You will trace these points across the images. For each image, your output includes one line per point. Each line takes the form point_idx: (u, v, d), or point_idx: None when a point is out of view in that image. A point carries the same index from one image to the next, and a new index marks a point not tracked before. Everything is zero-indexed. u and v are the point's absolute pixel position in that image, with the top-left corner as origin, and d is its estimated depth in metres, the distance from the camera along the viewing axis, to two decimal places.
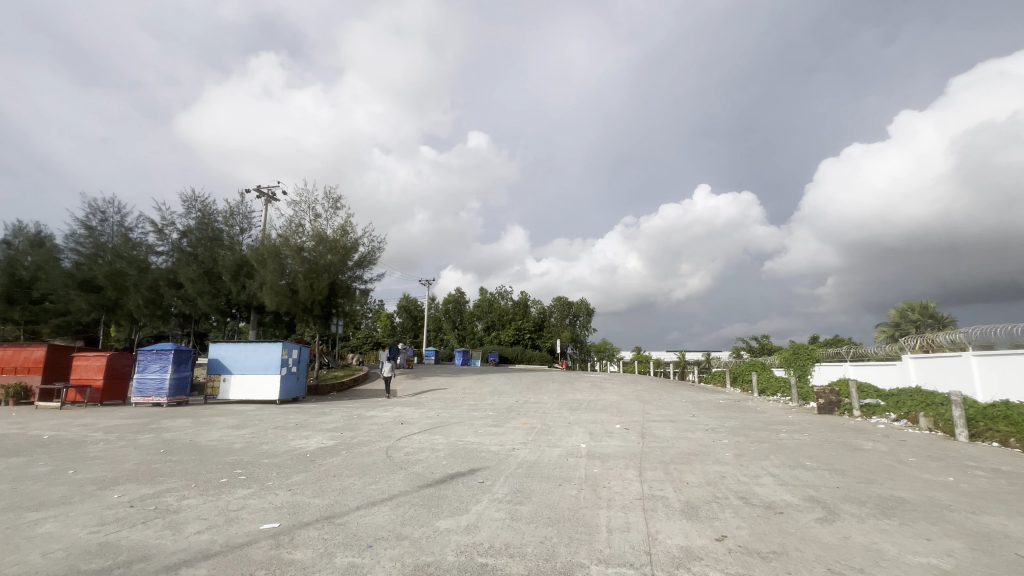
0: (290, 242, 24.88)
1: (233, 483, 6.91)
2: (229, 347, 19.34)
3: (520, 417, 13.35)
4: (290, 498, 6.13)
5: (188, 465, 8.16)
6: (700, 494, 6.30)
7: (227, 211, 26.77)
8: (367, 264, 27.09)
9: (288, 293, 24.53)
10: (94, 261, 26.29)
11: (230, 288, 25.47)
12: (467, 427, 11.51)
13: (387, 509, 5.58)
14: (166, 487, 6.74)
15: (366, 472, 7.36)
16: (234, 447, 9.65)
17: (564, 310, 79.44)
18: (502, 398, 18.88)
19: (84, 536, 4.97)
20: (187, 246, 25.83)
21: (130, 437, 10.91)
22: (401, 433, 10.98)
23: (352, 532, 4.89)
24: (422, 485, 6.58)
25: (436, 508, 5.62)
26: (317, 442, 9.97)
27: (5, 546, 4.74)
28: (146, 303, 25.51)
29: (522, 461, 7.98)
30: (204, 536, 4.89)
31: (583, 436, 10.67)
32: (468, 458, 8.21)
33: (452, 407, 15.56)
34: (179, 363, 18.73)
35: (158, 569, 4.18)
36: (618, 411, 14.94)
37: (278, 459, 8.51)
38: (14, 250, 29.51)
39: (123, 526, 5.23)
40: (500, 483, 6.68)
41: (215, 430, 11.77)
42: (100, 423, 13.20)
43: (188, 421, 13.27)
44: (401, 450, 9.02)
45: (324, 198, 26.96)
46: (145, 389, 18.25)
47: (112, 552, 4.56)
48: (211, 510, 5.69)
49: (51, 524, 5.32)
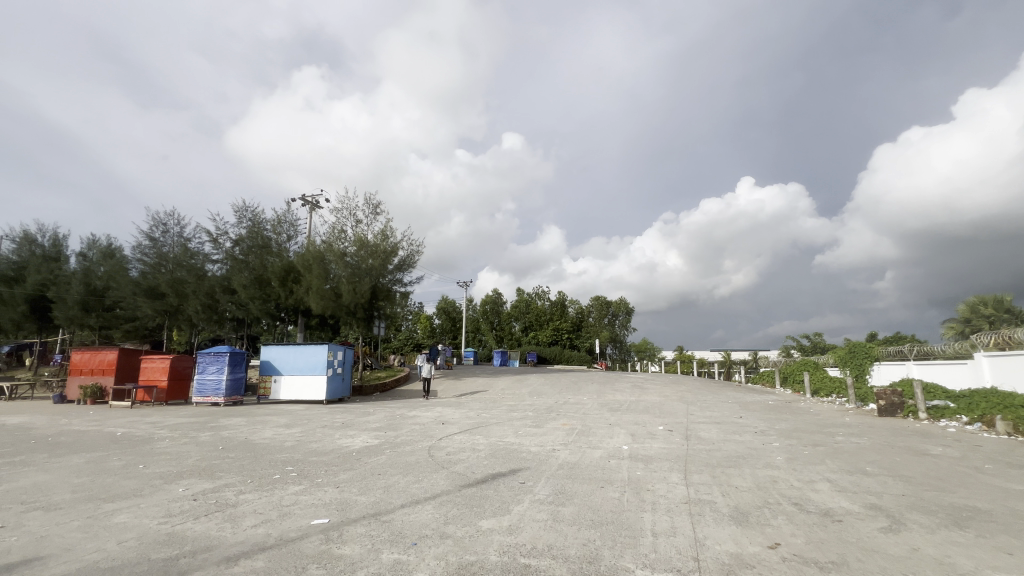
0: (333, 247, 25.83)
1: (284, 479, 7.22)
2: (279, 350, 20.25)
3: (560, 418, 13.25)
4: (339, 495, 6.35)
5: (243, 461, 8.60)
6: (749, 499, 6.06)
7: (275, 219, 28.09)
8: (406, 268, 27.76)
9: (333, 297, 25.42)
10: (157, 269, 28.20)
11: (278, 293, 26.68)
12: (507, 428, 11.55)
13: (430, 508, 5.67)
14: (225, 482, 7.13)
15: (409, 471, 7.51)
16: (285, 445, 10.10)
17: (602, 310, 78.41)
18: (542, 398, 18.82)
19: (154, 526, 5.34)
20: (239, 254, 27.27)
21: (192, 435, 11.63)
22: (442, 433, 11.15)
23: (397, 530, 5.00)
24: (464, 485, 6.65)
25: (478, 507, 5.66)
26: (362, 441, 10.28)
27: (86, 534, 5.15)
28: (203, 308, 27.15)
29: (563, 463, 7.92)
30: (260, 530, 5.13)
31: (624, 437, 10.48)
32: (509, 458, 8.22)
33: (493, 408, 15.67)
34: (234, 365, 19.76)
35: (220, 559, 4.43)
36: (661, 413, 14.61)
37: (326, 457, 8.83)
38: (89, 261, 32.20)
39: (187, 518, 5.57)
40: (541, 484, 6.64)
41: (268, 428, 12.37)
42: (166, 422, 14.14)
43: (243, 420, 14.03)
44: (443, 450, 9.15)
45: (365, 205, 27.87)
46: (204, 390, 19.41)
47: (178, 542, 4.87)
48: (266, 505, 5.98)
49: (125, 515, 5.74)
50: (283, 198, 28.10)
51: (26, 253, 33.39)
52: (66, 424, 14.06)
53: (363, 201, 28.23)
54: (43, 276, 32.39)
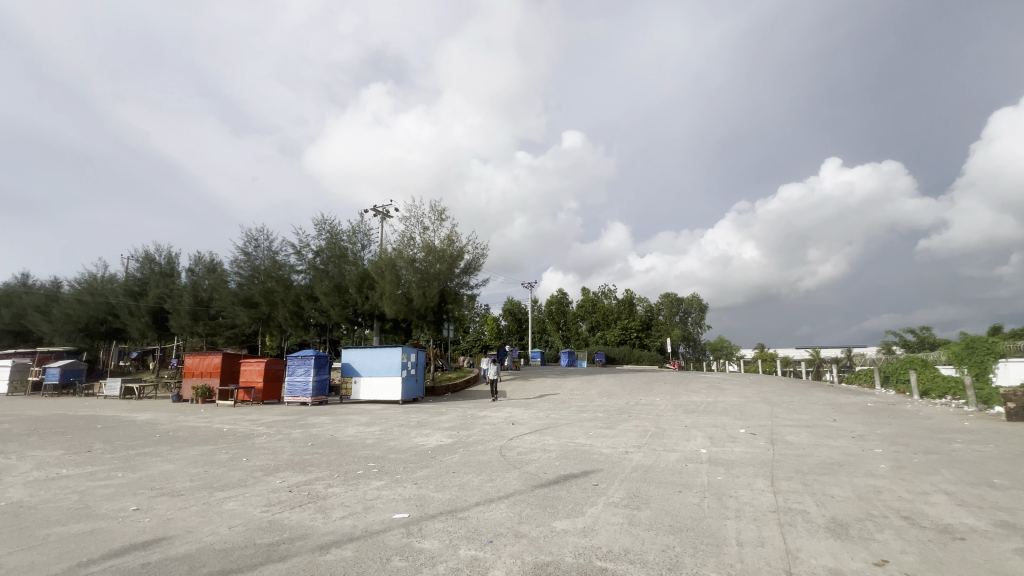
0: (403, 254, 27.02)
1: (367, 475, 7.66)
2: (358, 352, 21.51)
3: (632, 419, 12.88)
4: (417, 491, 6.62)
5: (331, 457, 9.23)
6: (849, 510, 5.53)
7: (350, 230, 29.99)
8: (472, 271, 28.44)
9: (405, 301, 26.55)
10: (251, 281, 31.10)
11: (355, 299, 28.39)
12: (577, 429, 11.43)
13: (504, 506, 5.76)
14: (315, 476, 7.71)
15: (483, 470, 7.66)
16: (367, 442, 10.72)
17: (672, 308, 75.50)
18: (612, 399, 18.40)
19: (257, 514, 5.89)
20: (320, 264, 29.33)
21: (286, 432, 12.70)
22: (513, 433, 11.27)
23: (474, 527, 5.12)
24: (537, 485, 6.67)
25: (552, 508, 5.66)
26: (437, 440, 10.65)
27: (203, 518, 5.79)
28: (291, 315, 29.55)
29: (637, 465, 7.69)
30: (347, 521, 5.48)
31: (702, 440, 10.00)
32: (581, 460, 8.13)
33: (562, 408, 15.59)
34: (320, 367, 21.26)
35: (314, 547, 4.79)
36: (742, 414, 13.77)
37: (404, 454, 9.26)
38: (197, 276, 36.35)
39: (284, 508, 6.08)
40: (615, 486, 6.51)
41: (351, 427, 13.19)
42: (263, 419, 15.54)
43: (329, 418, 15.08)
44: (514, 449, 9.25)
45: (431, 212, 28.90)
46: (294, 390, 21.10)
47: (277, 529, 5.32)
48: (352, 498, 6.38)
49: (233, 503, 6.38)
50: (357, 210, 29.84)
51: (148, 271, 38.26)
52: (183, 421, 15.90)
53: (429, 208, 29.30)
54: (160, 290, 36.92)
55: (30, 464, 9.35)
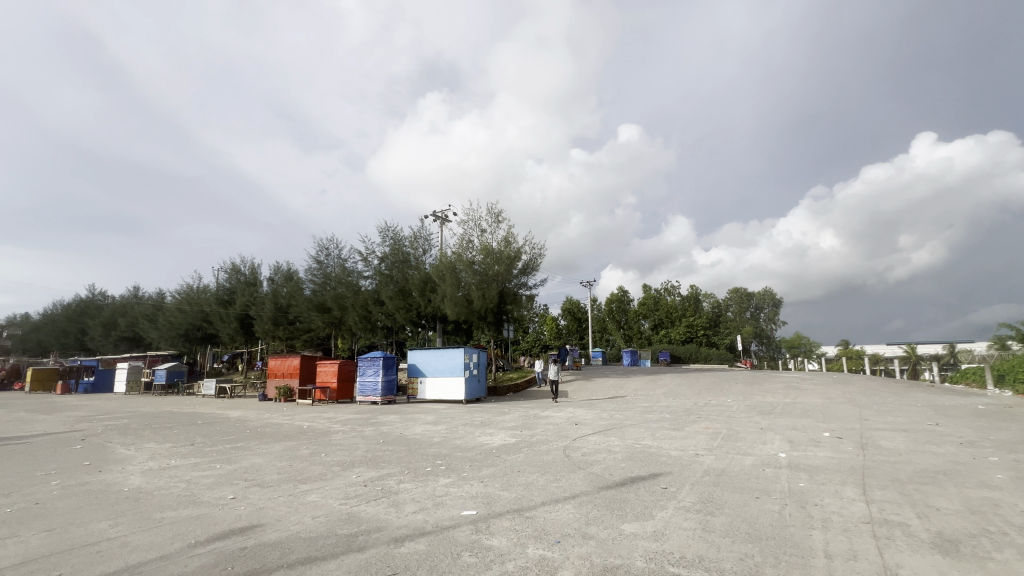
0: (462, 257, 27.65)
1: (436, 472, 7.91)
2: (423, 353, 22.27)
3: (702, 421, 12.32)
4: (484, 489, 6.74)
5: (401, 454, 9.64)
6: (958, 525, 4.95)
7: (412, 236, 31.14)
8: (530, 271, 28.60)
9: (465, 303, 27.11)
10: (324, 288, 33.18)
11: (418, 302, 29.41)
12: (644, 430, 11.12)
13: (571, 507, 5.73)
14: (388, 472, 8.08)
15: (547, 470, 7.66)
16: (434, 440, 11.07)
17: (741, 303, 71.45)
18: (679, 400, 17.73)
19: (337, 506, 6.28)
20: (385, 270, 30.62)
21: (359, 429, 13.43)
22: (577, 433, 11.18)
23: (541, 527, 5.13)
24: (603, 487, 6.56)
25: (619, 510, 5.55)
26: (501, 439, 10.78)
27: (289, 508, 6.27)
28: (360, 319, 31.15)
29: (709, 469, 7.35)
30: (419, 516, 5.69)
31: (781, 443, 9.37)
32: (648, 462, 7.90)
33: (626, 409, 15.24)
34: (387, 368, 22.25)
35: (389, 539, 5.03)
36: (826, 417, 12.73)
37: (469, 452, 9.46)
38: (277, 284, 39.43)
39: (361, 502, 6.44)
40: (685, 490, 6.26)
41: (419, 425, 13.68)
42: (338, 418, 16.52)
43: (398, 417, 15.73)
44: (578, 450, 9.18)
45: (487, 214, 29.35)
46: (366, 390, 22.22)
47: (355, 521, 5.64)
48: (422, 494, 6.63)
49: (315, 495, 6.83)
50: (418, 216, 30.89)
51: (234, 281, 41.97)
52: (269, 418, 17.26)
53: (486, 211, 29.76)
54: (246, 298, 40.40)
55: (145, 455, 10.57)
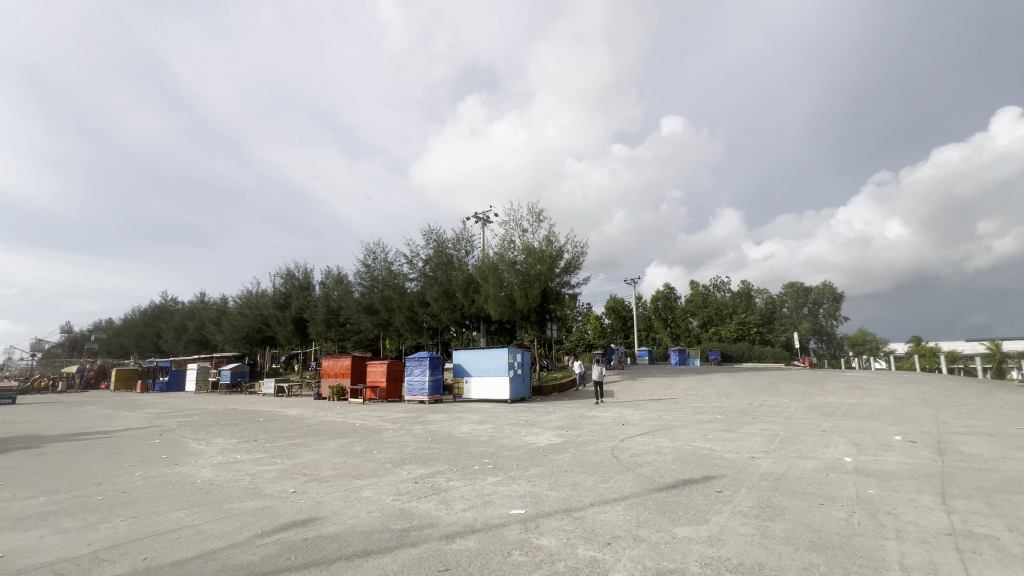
0: (504, 257, 27.78)
1: (483, 470, 8.01)
2: (468, 353, 22.56)
3: (757, 423, 11.77)
4: (531, 488, 6.76)
5: (449, 452, 9.82)
6: None
7: (454, 238, 31.65)
8: (573, 270, 28.42)
9: (508, 303, 27.22)
10: (372, 290, 34.33)
11: (462, 302, 29.83)
12: (694, 431, 10.78)
13: (620, 508, 5.64)
14: (437, 470, 8.26)
15: (595, 470, 7.57)
16: (480, 439, 11.20)
17: (797, 298, 67.58)
18: (732, 400, 17.05)
19: (390, 502, 6.49)
20: (429, 272, 31.25)
21: (408, 427, 13.80)
22: (624, 434, 10.98)
23: (591, 528, 5.09)
24: (653, 488, 6.41)
25: (672, 513, 5.40)
26: (547, 439, 10.76)
27: (346, 503, 6.53)
28: (407, 320, 32.00)
29: (767, 472, 7.02)
30: (468, 514, 5.78)
31: (845, 447, 8.80)
32: (701, 464, 7.64)
33: (676, 410, 14.82)
34: (434, 368, 22.73)
35: (441, 535, 5.14)
36: (897, 419, 11.82)
37: (516, 452, 9.51)
38: (328, 287, 41.21)
39: (412, 498, 6.62)
40: (741, 494, 6.01)
41: (465, 424, 13.89)
42: (388, 416, 17.06)
43: (444, 416, 16.02)
44: (627, 451, 9.01)
45: (528, 214, 29.35)
46: (413, 389, 22.80)
47: (408, 517, 5.80)
48: (471, 492, 6.72)
49: (369, 491, 7.08)
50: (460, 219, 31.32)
51: (289, 285, 44.26)
52: (324, 416, 18.06)
53: (526, 211, 29.76)
54: (300, 302, 42.51)
55: (214, 449, 11.35)
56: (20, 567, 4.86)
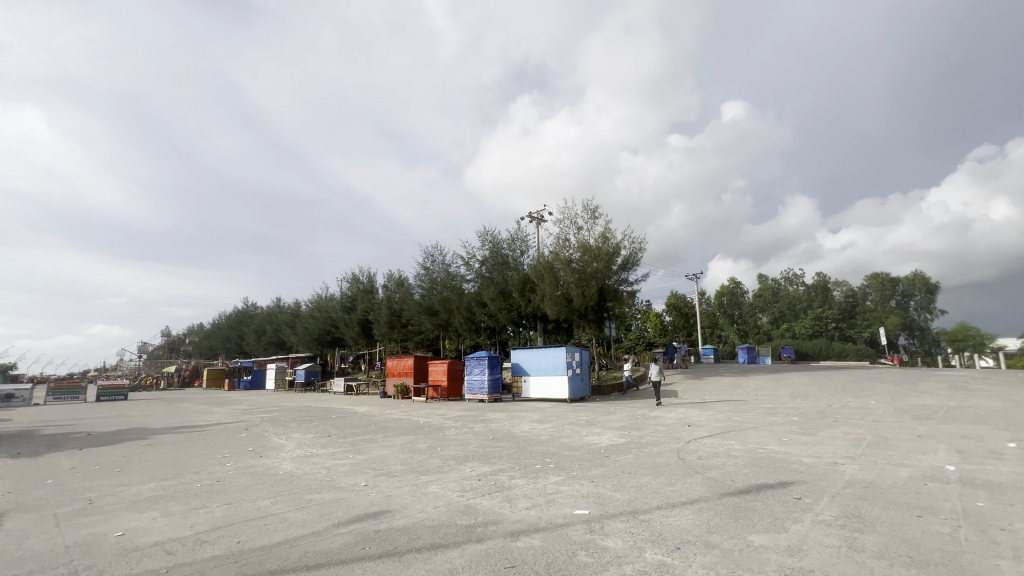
0: (560, 256, 27.56)
1: (545, 470, 8.00)
2: (526, 352, 22.63)
3: (840, 426, 10.87)
4: (594, 489, 6.68)
5: (510, 451, 9.93)
6: None
7: (509, 238, 31.86)
8: (630, 266, 27.87)
9: (564, 302, 27.03)
10: (431, 292, 35.41)
11: (519, 302, 30.00)
12: (768, 434, 10.16)
13: (689, 513, 5.43)
14: (499, 468, 8.37)
15: (661, 472, 7.34)
16: (541, 439, 11.20)
17: (882, 290, 61.11)
18: (809, 401, 15.89)
19: (455, 498, 6.66)
20: (486, 272, 31.64)
21: (469, 426, 14.09)
22: (691, 436, 10.55)
23: (658, 531, 4.95)
24: (724, 493, 6.12)
25: (745, 520, 5.13)
26: (609, 439, 10.57)
27: (414, 497, 6.80)
28: (466, 320, 32.68)
29: (852, 480, 6.48)
30: (532, 512, 5.82)
31: (946, 454, 7.92)
32: (776, 469, 7.19)
33: (746, 411, 14.04)
34: (493, 367, 23.03)
35: (506, 532, 5.21)
36: (1009, 424, 10.47)
37: (578, 452, 9.43)
38: (391, 290, 42.97)
39: (476, 495, 6.75)
40: (824, 503, 5.59)
41: (526, 423, 13.94)
42: (449, 415, 17.49)
43: (504, 415, 16.17)
44: (694, 453, 8.66)
45: (583, 211, 28.94)
46: (474, 388, 23.23)
47: (473, 513, 5.93)
48: (534, 491, 6.76)
49: (435, 486, 7.32)
50: (515, 219, 31.45)
51: (355, 289, 46.69)
52: (390, 414, 18.84)
53: (581, 208, 29.37)
54: (365, 305, 44.65)
55: (294, 444, 12.21)
56: (136, 545, 5.48)
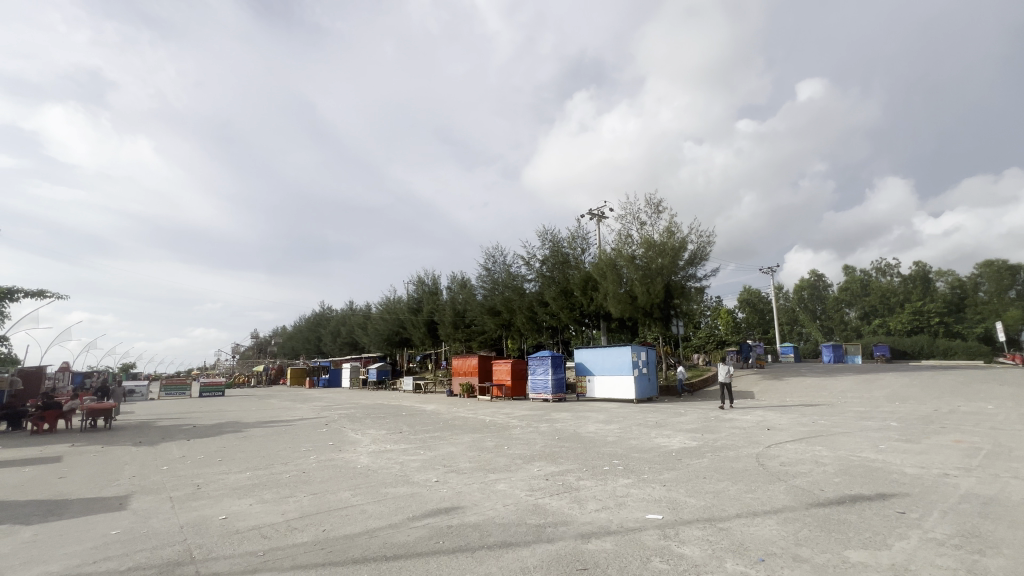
0: (622, 252, 26.85)
1: (614, 472, 7.84)
2: (589, 351, 22.31)
3: (949, 433, 9.70)
4: (667, 493, 6.45)
5: (577, 451, 9.84)
6: None
7: (569, 236, 31.56)
8: (698, 262, 26.71)
9: (628, 299, 26.35)
10: (493, 292, 35.93)
11: (581, 301, 29.64)
12: (861, 440, 9.28)
13: (774, 523, 5.08)
14: (567, 468, 8.31)
15: (739, 478, 6.94)
16: (608, 440, 10.98)
17: (998, 280, 51.99)
18: (910, 404, 14.34)
19: (524, 497, 6.70)
20: (546, 272, 31.53)
21: (535, 425, 14.14)
22: (771, 440, 9.90)
23: (739, 540, 4.69)
24: (812, 503, 5.65)
25: (840, 534, 4.70)
26: (680, 442, 10.17)
27: (483, 495, 6.92)
28: (528, 320, 32.79)
29: (968, 494, 5.75)
30: (602, 515, 5.72)
31: None
32: (872, 479, 6.54)
33: (834, 414, 12.95)
34: (556, 367, 22.95)
35: (576, 534, 5.16)
36: None
37: (647, 454, 9.15)
38: (454, 291, 44.10)
39: (545, 495, 6.75)
40: (933, 519, 5.01)
41: (592, 424, 13.74)
42: (515, 414, 17.63)
43: (569, 415, 16.02)
44: (776, 459, 8.11)
45: (646, 206, 28.02)
46: (537, 387, 23.30)
47: (542, 513, 5.93)
48: (604, 493, 6.64)
49: (504, 485, 7.40)
50: (575, 217, 31.08)
51: (421, 291, 48.44)
52: (457, 412, 19.37)
53: (643, 203, 28.48)
54: (430, 306, 46.21)
55: (369, 439, 12.90)
56: (236, 528, 6.03)
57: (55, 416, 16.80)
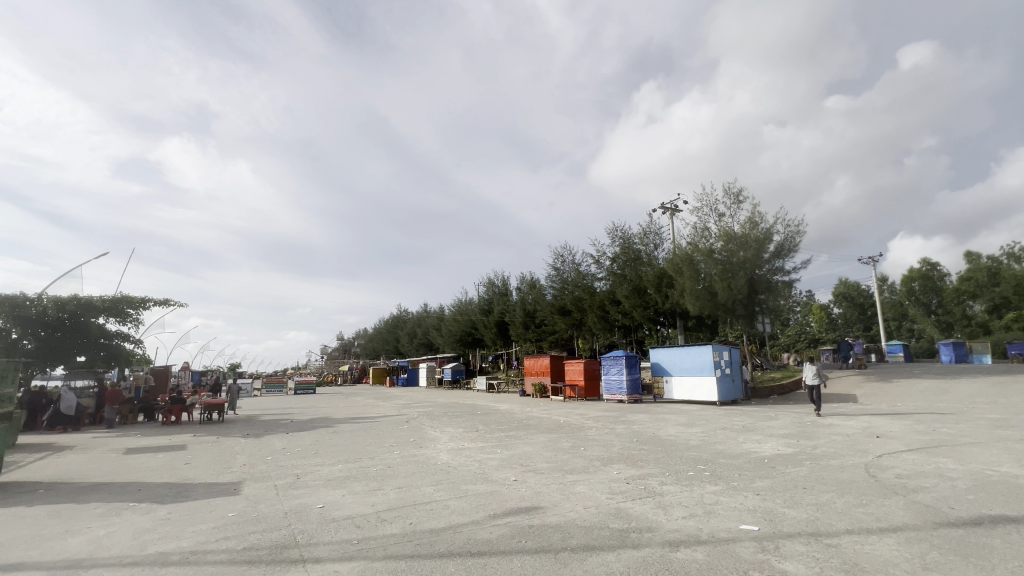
0: (699, 246, 25.39)
1: (700, 478, 7.41)
2: (666, 351, 21.39)
3: None
4: (762, 503, 5.99)
5: (658, 454, 9.46)
6: None
7: (641, 232, 30.57)
8: (785, 253, 24.75)
9: (708, 296, 24.94)
10: (564, 292, 35.70)
11: (655, 299, 28.53)
12: (997, 452, 8.04)
13: (893, 542, 4.53)
14: (649, 472, 8.00)
15: (847, 490, 6.26)
16: (691, 444, 10.45)
17: None
18: None
19: (605, 499, 6.55)
20: (618, 269, 30.74)
21: (612, 427, 13.80)
22: (882, 449, 8.86)
23: (852, 560, 4.23)
24: (940, 523, 4.96)
25: (979, 560, 4.09)
26: (773, 448, 9.41)
27: (562, 496, 6.85)
28: (599, 320, 32.08)
29: None
30: (690, 523, 5.43)
31: None
32: (1018, 498, 5.61)
33: (959, 422, 11.33)
34: (631, 367, 22.28)
35: (663, 541, 4.95)
36: None
37: (736, 460, 8.56)
38: (524, 292, 44.32)
39: (626, 499, 6.55)
40: None
41: (672, 426, 13.15)
42: (589, 415, 17.34)
43: (647, 417, 15.47)
44: (889, 470, 7.24)
45: (724, 196, 26.36)
46: (612, 388, 22.78)
47: (625, 518, 5.76)
48: (690, 500, 6.30)
49: (583, 487, 7.28)
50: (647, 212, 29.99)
51: (491, 292, 49.29)
52: (530, 412, 19.44)
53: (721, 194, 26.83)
54: (501, 307, 46.89)
55: (447, 437, 13.32)
56: (332, 516, 6.48)
57: (180, 409, 19.10)
